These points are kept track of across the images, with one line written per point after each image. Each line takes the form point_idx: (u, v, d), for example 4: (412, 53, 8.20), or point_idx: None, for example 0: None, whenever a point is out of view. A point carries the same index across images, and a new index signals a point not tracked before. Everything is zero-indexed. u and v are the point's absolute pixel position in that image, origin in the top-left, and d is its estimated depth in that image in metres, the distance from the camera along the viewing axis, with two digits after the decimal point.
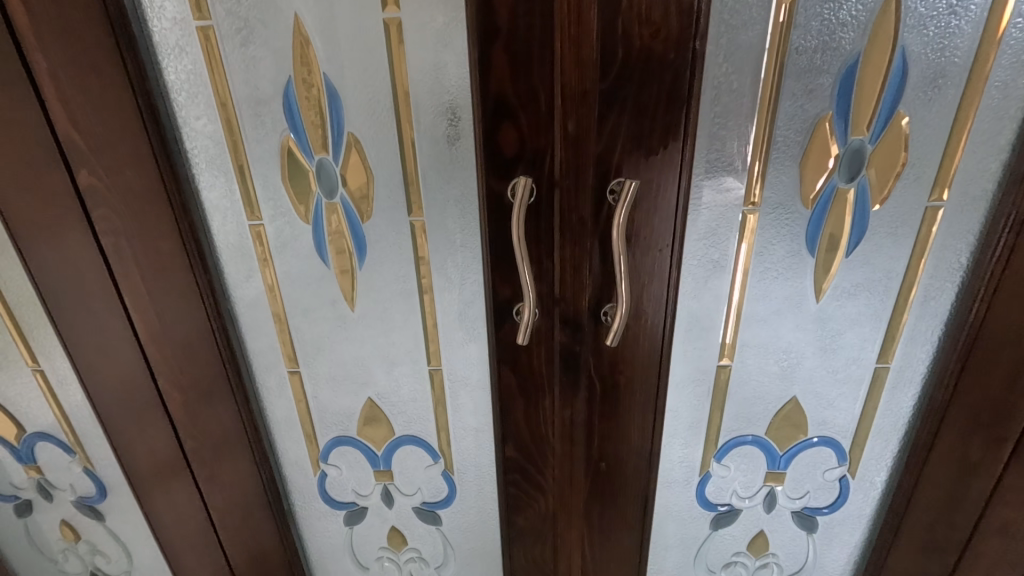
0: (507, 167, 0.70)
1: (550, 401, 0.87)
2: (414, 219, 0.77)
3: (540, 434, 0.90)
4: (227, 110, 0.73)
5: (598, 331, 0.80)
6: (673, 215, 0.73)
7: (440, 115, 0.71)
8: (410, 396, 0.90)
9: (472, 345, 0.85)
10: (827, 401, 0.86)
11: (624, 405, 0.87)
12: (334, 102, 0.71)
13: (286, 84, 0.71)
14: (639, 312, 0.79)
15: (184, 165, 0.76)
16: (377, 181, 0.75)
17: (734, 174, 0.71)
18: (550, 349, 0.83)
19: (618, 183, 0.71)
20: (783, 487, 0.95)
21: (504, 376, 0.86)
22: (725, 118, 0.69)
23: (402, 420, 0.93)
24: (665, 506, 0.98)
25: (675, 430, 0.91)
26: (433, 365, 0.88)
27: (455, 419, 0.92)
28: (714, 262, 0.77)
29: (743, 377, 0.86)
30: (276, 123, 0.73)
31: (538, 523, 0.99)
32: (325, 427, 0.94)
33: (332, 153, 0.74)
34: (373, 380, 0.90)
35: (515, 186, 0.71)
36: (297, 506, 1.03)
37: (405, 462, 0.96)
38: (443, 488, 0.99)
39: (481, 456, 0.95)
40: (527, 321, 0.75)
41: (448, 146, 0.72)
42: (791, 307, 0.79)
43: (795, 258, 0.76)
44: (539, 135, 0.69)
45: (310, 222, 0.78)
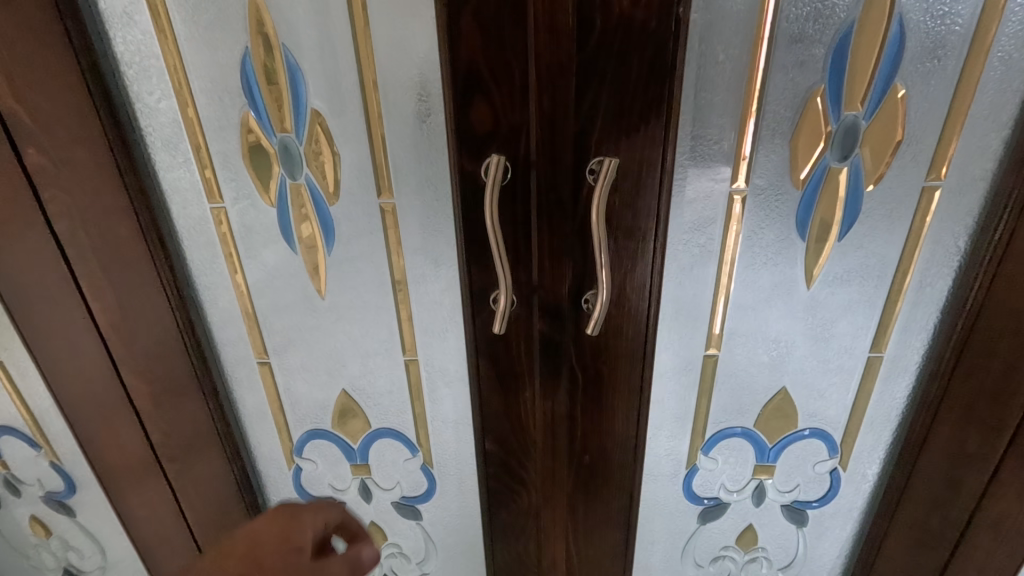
0: (481, 145, 0.66)
1: (531, 393, 0.84)
2: (384, 202, 0.73)
3: (521, 427, 0.87)
4: (183, 85, 0.69)
5: (579, 319, 0.77)
6: (656, 196, 0.69)
7: (408, 90, 0.66)
8: (386, 387, 0.87)
9: (450, 334, 0.82)
10: (818, 392, 0.83)
11: (607, 396, 0.84)
12: (295, 76, 0.67)
13: (244, 57, 0.67)
14: (622, 299, 0.76)
15: (138, 143, 0.71)
16: (345, 162, 0.71)
17: (722, 153, 0.67)
18: (529, 339, 0.79)
19: (597, 162, 0.67)
20: (772, 480, 0.92)
21: (482, 367, 0.82)
22: (711, 92, 0.65)
23: (378, 413, 0.89)
24: (652, 499, 0.95)
25: (661, 422, 0.88)
26: (409, 356, 0.84)
27: (433, 411, 0.89)
28: (700, 247, 0.73)
29: (731, 368, 0.82)
30: (235, 99, 0.69)
31: (521, 518, 0.96)
32: (299, 420, 0.91)
33: (296, 131, 0.70)
34: (348, 371, 0.86)
35: (488, 166, 0.67)
36: (273, 501, 0.99)
37: (383, 456, 0.93)
38: (422, 482, 0.95)
39: (461, 450, 0.92)
40: (503, 309, 0.71)
41: (417, 123, 0.68)
42: (781, 294, 0.76)
43: (785, 243, 0.72)
44: (513, 111, 0.64)
45: (276, 206, 0.74)
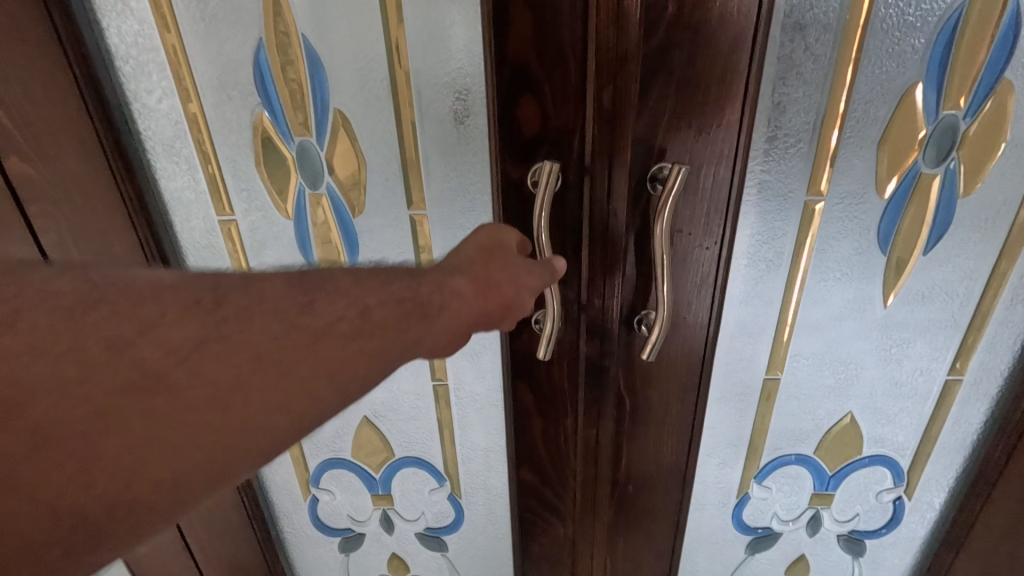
0: (529, 149, 0.59)
1: (572, 420, 0.77)
2: (415, 213, 0.64)
3: (560, 455, 0.80)
4: (186, 82, 0.60)
5: (630, 341, 0.70)
6: (724, 206, 0.61)
7: (445, 87, 0.58)
8: (411, 413, 0.79)
9: (484, 357, 0.75)
10: (887, 417, 0.76)
11: (656, 422, 0.76)
12: (316, 71, 0.59)
13: (257, 50, 0.58)
14: (678, 319, 0.68)
15: (136, 148, 0.63)
16: (372, 170, 0.62)
17: (800, 157, 0.60)
18: (573, 361, 0.72)
19: (660, 168, 0.59)
20: (829, 508, 0.85)
21: (520, 392, 0.75)
22: (793, 89, 0.57)
23: (402, 441, 0.82)
24: (697, 529, 0.88)
25: (712, 448, 0.81)
26: (438, 380, 0.77)
27: (463, 438, 0.81)
28: (766, 261, 0.66)
29: (793, 391, 0.75)
30: (247, 98, 0.60)
31: (555, 550, 0.89)
32: (314, 449, 0.83)
33: (315, 134, 0.61)
34: (370, 396, 0.79)
35: (537, 173, 0.59)
36: (286, 534, 0.92)
37: (406, 486, 0.85)
38: (449, 514, 0.88)
39: (492, 479, 0.84)
40: (549, 333, 0.63)
41: (454, 125, 0.60)
42: (854, 313, 0.68)
43: (863, 256, 0.65)
44: (567, 110, 0.57)
45: (292, 217, 0.65)
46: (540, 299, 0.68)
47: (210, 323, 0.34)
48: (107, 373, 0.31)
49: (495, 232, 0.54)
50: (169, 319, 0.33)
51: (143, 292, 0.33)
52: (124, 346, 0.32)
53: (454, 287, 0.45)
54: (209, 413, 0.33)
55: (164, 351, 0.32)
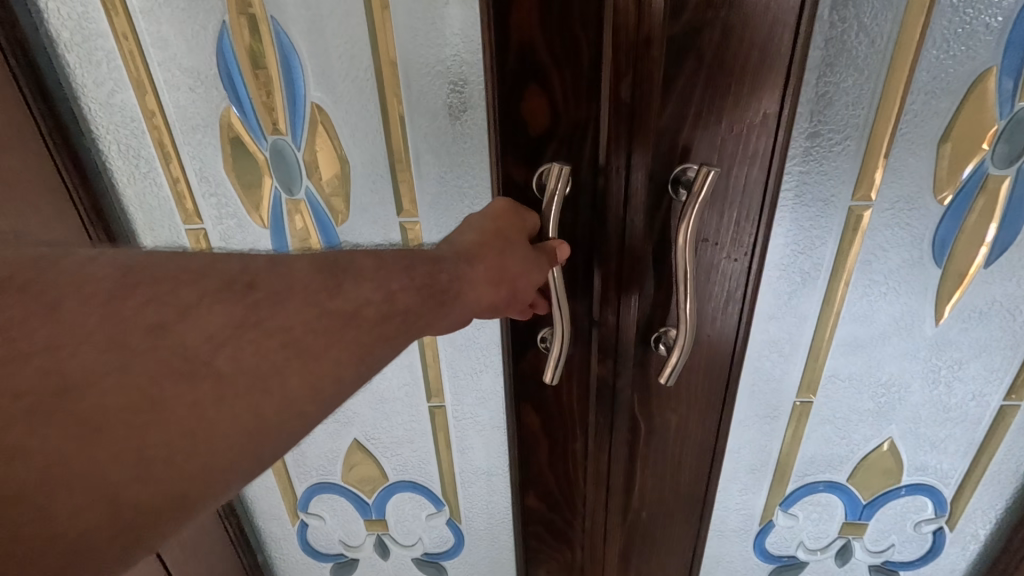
0: (534, 148, 0.51)
1: (582, 444, 0.70)
2: (406, 220, 0.57)
3: (570, 481, 0.73)
4: (142, 75, 0.53)
5: (646, 361, 0.63)
6: (757, 213, 0.53)
7: (438, 77, 0.50)
8: (404, 436, 0.73)
9: (485, 376, 0.68)
10: (931, 442, 0.68)
11: (673, 447, 0.69)
12: (289, 59, 0.51)
13: (220, 37, 0.51)
14: (701, 337, 0.61)
15: (89, 150, 0.56)
16: (356, 173, 0.55)
17: (847, 155, 0.52)
18: (583, 381, 0.65)
19: (683, 170, 0.51)
20: (861, 537, 0.78)
21: (524, 415, 0.68)
22: (842, 78, 0.49)
23: (396, 465, 0.75)
24: (716, 556, 0.82)
25: (734, 472, 0.74)
26: (434, 402, 0.70)
27: (462, 462, 0.75)
28: (802, 274, 0.58)
29: (827, 415, 0.68)
30: (211, 91, 0.53)
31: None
32: (302, 472, 0.77)
33: (291, 131, 0.54)
34: (360, 419, 0.72)
35: (544, 176, 0.52)
36: (274, 559, 0.86)
37: (402, 510, 0.79)
38: (448, 539, 0.81)
39: (495, 504, 0.78)
40: (557, 355, 0.56)
41: (450, 121, 0.52)
42: (900, 331, 0.61)
43: (914, 268, 0.57)
44: (579, 106, 0.50)
45: (267, 226, 0.58)
46: (546, 316, 0.61)
47: (245, 309, 0.34)
48: (160, 344, 0.32)
49: (515, 204, 0.51)
50: (208, 307, 0.33)
51: (181, 278, 0.34)
52: (164, 332, 0.32)
53: (474, 278, 0.44)
54: (246, 399, 0.33)
55: (205, 337, 0.33)
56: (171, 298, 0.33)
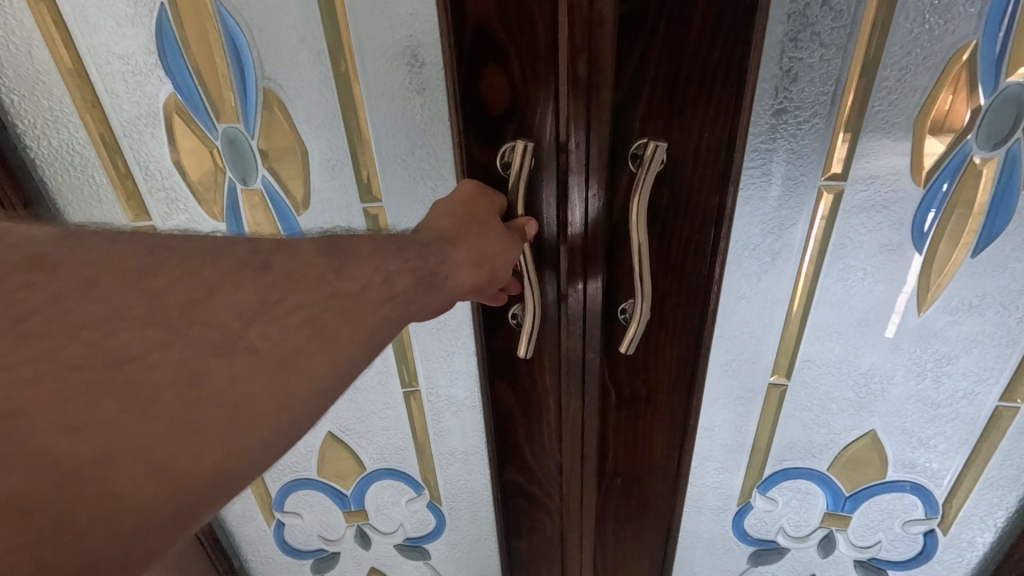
0: (497, 126, 0.54)
1: (556, 414, 0.73)
2: (370, 205, 0.62)
3: (547, 447, 0.76)
4: (76, 68, 0.58)
5: (611, 332, 0.65)
6: (720, 188, 0.54)
7: (395, 58, 0.54)
8: (380, 425, 0.79)
9: (457, 360, 0.73)
10: (921, 439, 0.66)
11: (645, 417, 0.71)
12: (238, 43, 0.55)
13: (160, 29, 0.56)
14: (665, 317, 0.62)
15: (16, 144, 0.62)
16: (316, 159, 0.60)
17: (815, 134, 0.51)
18: (553, 355, 0.67)
19: (641, 145, 0.53)
20: (846, 531, 0.76)
21: (497, 387, 0.72)
22: (803, 51, 0.48)
23: (373, 453, 0.82)
24: (693, 533, 0.83)
25: (710, 451, 0.74)
26: (409, 387, 0.75)
27: (438, 442, 0.80)
28: (772, 253, 0.58)
29: (801, 401, 0.67)
30: (145, 82, 0.58)
31: (544, 543, 0.86)
32: (275, 472, 0.85)
33: (244, 121, 0.58)
34: (334, 413, 0.79)
35: (505, 156, 0.55)
36: (251, 562, 0.96)
37: (381, 498, 0.87)
38: (428, 521, 0.88)
39: (472, 482, 0.83)
40: (528, 330, 0.60)
41: (411, 101, 0.56)
42: (881, 317, 0.59)
43: (893, 253, 0.55)
44: (538, 86, 0.52)
45: (222, 220, 0.64)
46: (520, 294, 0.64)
47: (264, 288, 0.36)
48: (196, 333, 0.34)
49: (483, 187, 0.55)
50: (230, 286, 0.35)
51: (204, 258, 0.35)
52: (199, 308, 0.34)
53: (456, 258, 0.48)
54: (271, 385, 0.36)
55: (235, 313, 0.35)
56: (198, 278, 0.35)
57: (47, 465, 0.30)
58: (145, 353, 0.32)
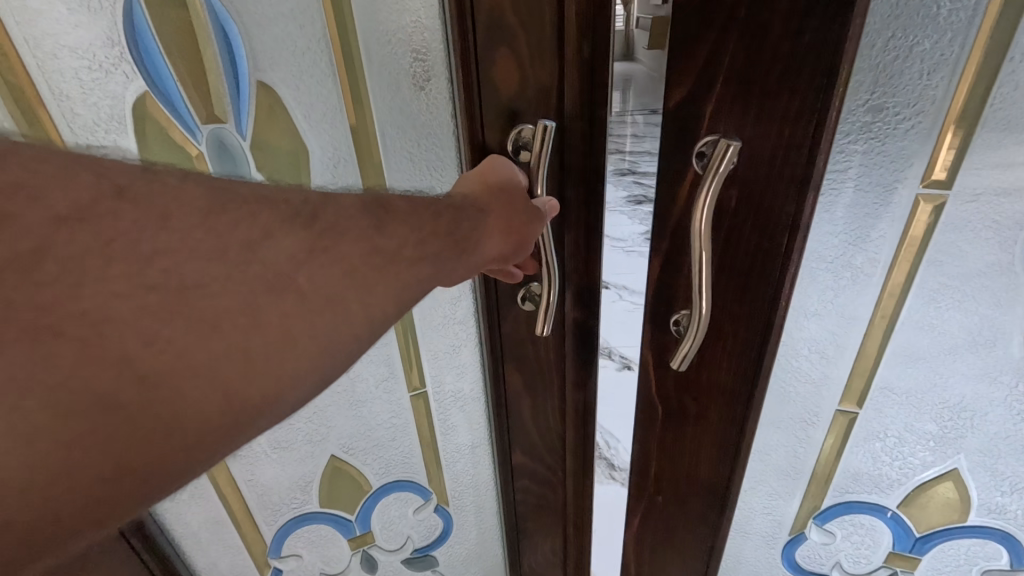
0: (512, 113, 0.51)
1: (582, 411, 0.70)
2: None
3: (557, 438, 0.73)
4: (15, 65, 0.51)
5: (662, 344, 0.61)
6: (795, 195, 0.48)
7: (400, 45, 0.52)
8: (386, 436, 0.77)
9: (466, 352, 0.71)
10: (1012, 482, 0.59)
11: (693, 433, 0.66)
12: (229, 33, 0.51)
13: (130, 21, 0.50)
14: (722, 332, 0.57)
15: None
16: (317, 155, 0.57)
17: (914, 136, 0.45)
18: (575, 341, 0.64)
19: (709, 143, 0.48)
20: (913, 571, 0.70)
21: (509, 377, 0.68)
22: (910, 39, 0.42)
23: (379, 468, 0.81)
24: (736, 557, 0.77)
25: (762, 476, 0.69)
26: (414, 390, 0.74)
27: (445, 441, 0.79)
28: (853, 268, 0.52)
29: (873, 430, 0.60)
30: (106, 81, 0.53)
31: (551, 534, 0.85)
32: (272, 511, 0.83)
33: (235, 119, 0.55)
34: (335, 435, 0.77)
35: (520, 137, 0.51)
36: None
37: (388, 513, 0.86)
38: (437, 525, 0.89)
39: (480, 476, 0.83)
40: (546, 306, 0.55)
41: (415, 91, 0.54)
42: (978, 347, 0.52)
43: (1001, 275, 0.49)
44: (547, 66, 0.48)
45: None
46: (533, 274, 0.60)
47: (312, 236, 0.33)
48: (247, 275, 0.31)
49: (503, 162, 0.50)
50: (279, 230, 0.32)
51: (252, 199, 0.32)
52: (255, 249, 0.31)
53: (488, 233, 0.45)
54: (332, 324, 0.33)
55: (286, 256, 0.32)
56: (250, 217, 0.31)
57: (123, 386, 0.28)
58: (209, 283, 0.30)
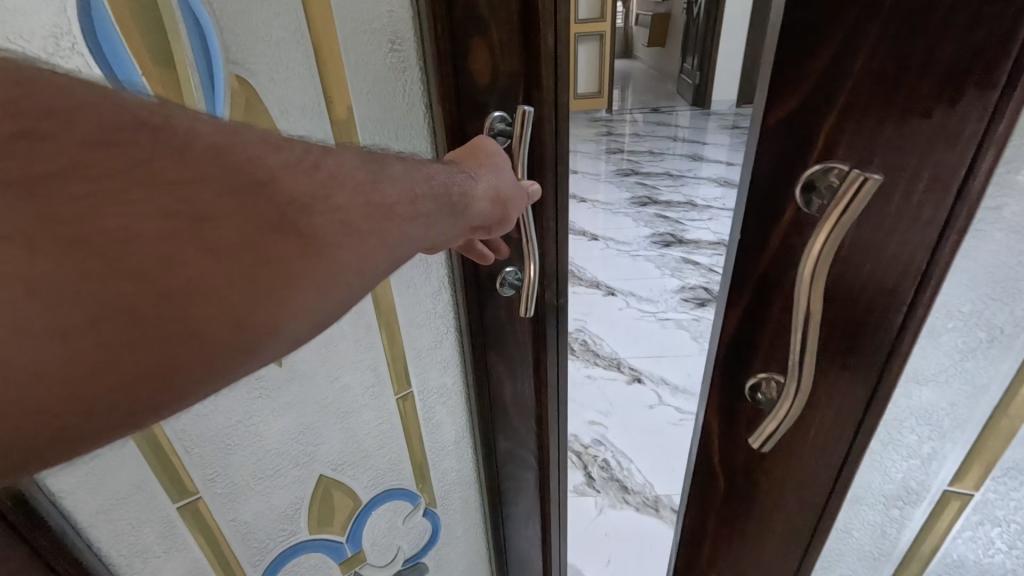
0: (487, 101, 0.54)
1: (557, 395, 0.73)
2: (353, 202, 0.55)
3: (533, 424, 0.75)
4: None
5: (734, 410, 0.50)
6: (933, 239, 0.37)
7: (377, 35, 0.53)
8: (373, 444, 0.75)
9: (445, 346, 0.73)
10: None
11: (761, 509, 0.55)
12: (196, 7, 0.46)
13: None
14: (815, 400, 0.46)
15: None
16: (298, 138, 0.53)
17: None
18: (554, 321, 0.67)
19: (820, 173, 0.37)
20: None
21: (491, 366, 0.70)
22: None
23: (370, 479, 0.77)
24: None
25: (838, 556, 0.57)
26: (400, 393, 0.72)
27: (430, 440, 0.79)
28: (991, 328, 0.41)
29: (984, 509, 0.50)
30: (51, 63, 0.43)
31: (533, 527, 0.87)
32: (258, 550, 0.72)
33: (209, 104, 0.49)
34: (324, 450, 0.71)
35: (496, 126, 0.54)
36: None
37: (378, 528, 0.81)
38: (427, 529, 0.86)
39: (463, 469, 0.85)
40: (530, 288, 0.57)
41: (391, 80, 0.55)
42: None
43: None
44: (514, 59, 0.52)
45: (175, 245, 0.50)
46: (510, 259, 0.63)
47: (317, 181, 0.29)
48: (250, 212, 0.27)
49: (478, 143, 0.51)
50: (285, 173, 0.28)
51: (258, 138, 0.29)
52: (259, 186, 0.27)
53: (476, 198, 0.43)
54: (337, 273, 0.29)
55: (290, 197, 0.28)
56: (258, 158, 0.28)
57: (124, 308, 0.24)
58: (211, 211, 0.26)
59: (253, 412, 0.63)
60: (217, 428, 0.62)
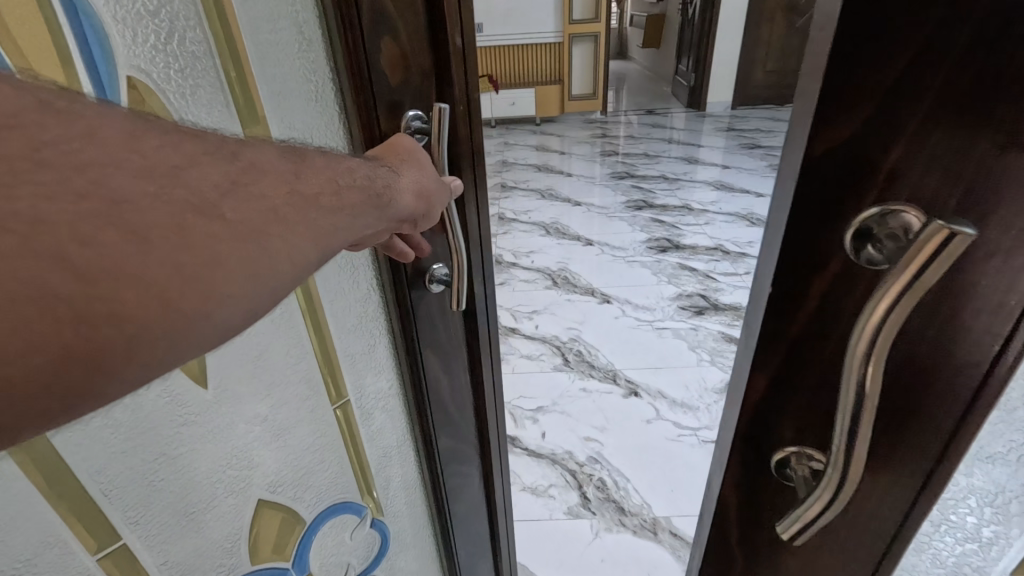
0: (398, 100, 0.52)
1: (486, 383, 0.75)
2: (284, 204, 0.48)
3: (472, 414, 0.76)
4: None
5: (756, 483, 0.41)
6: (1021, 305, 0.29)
7: (283, 33, 0.49)
8: (313, 460, 0.66)
9: (379, 351, 0.69)
10: None
11: None
12: None
13: None
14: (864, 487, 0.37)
15: None
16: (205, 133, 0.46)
17: None
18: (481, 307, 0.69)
19: (881, 218, 0.29)
20: None
21: (428, 365, 0.68)
22: None
23: (314, 497, 0.68)
24: None
25: None
26: (337, 403, 0.66)
27: (372, 452, 0.74)
28: None
29: None
30: None
31: (473, 520, 0.88)
32: None
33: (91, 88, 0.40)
34: (263, 472, 0.61)
35: (412, 125, 0.53)
36: None
37: (326, 547, 0.72)
38: (375, 541, 0.79)
39: (408, 475, 0.81)
40: (459, 285, 0.59)
41: (301, 80, 0.52)
42: None
43: None
44: (423, 55, 0.51)
45: None
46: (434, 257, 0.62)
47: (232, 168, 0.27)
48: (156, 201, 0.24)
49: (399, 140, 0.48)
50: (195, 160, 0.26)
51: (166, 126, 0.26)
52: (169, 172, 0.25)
53: (402, 196, 0.39)
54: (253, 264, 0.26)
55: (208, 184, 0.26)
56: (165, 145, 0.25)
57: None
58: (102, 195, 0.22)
59: (179, 437, 0.52)
60: (137, 464, 0.50)
